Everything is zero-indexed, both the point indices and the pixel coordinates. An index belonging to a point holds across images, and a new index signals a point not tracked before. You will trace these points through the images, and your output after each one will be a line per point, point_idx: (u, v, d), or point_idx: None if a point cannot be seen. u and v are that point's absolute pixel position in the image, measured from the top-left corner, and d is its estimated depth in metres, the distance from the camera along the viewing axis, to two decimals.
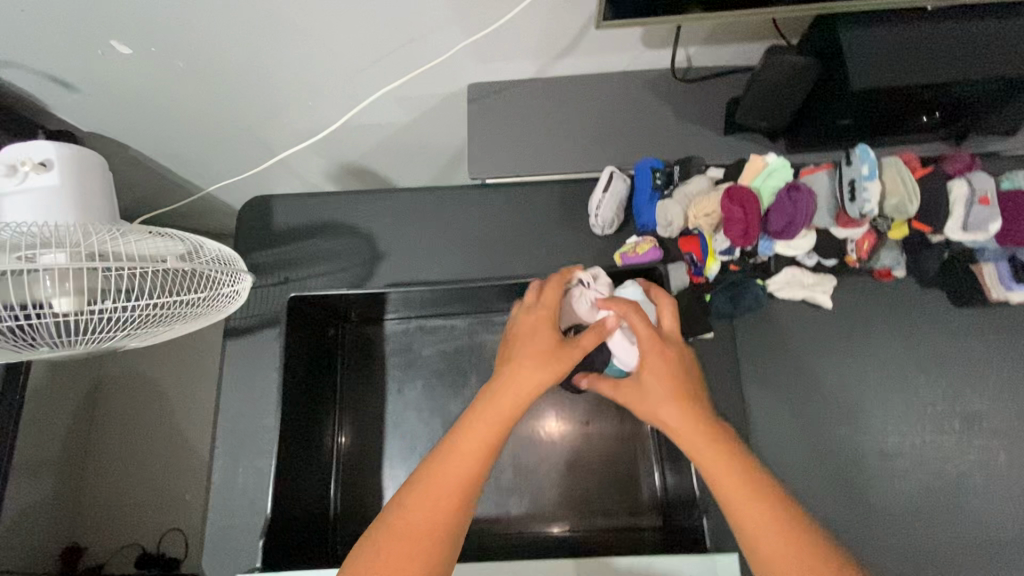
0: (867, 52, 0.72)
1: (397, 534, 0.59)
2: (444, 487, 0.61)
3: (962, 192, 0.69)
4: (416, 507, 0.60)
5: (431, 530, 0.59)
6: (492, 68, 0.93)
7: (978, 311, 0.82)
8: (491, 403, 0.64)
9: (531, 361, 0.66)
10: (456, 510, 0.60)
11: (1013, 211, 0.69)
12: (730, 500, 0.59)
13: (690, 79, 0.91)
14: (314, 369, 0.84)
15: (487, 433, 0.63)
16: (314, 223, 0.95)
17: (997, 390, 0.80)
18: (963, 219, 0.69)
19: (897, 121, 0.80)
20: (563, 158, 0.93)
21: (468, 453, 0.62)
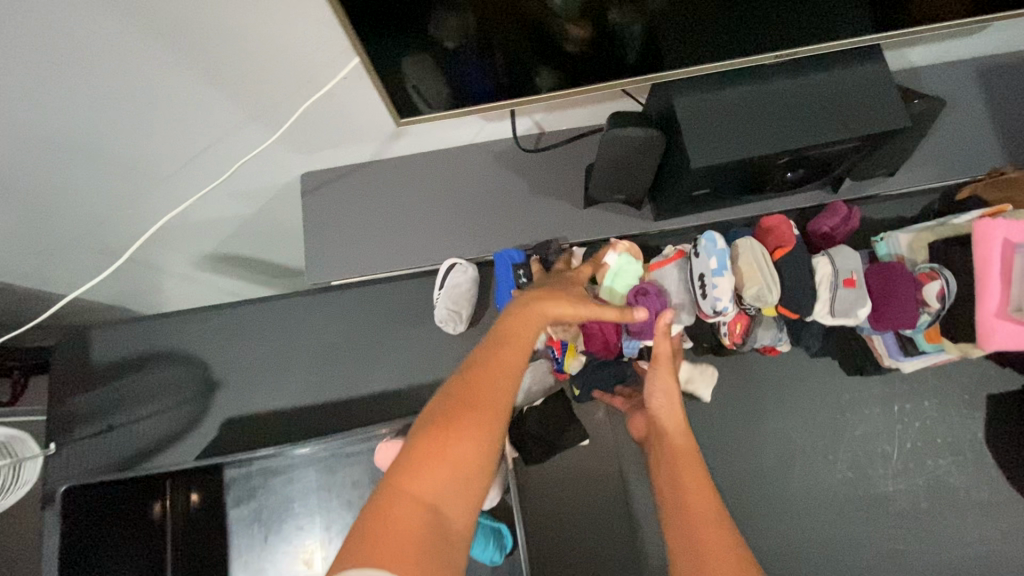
0: (706, 120, 0.63)
1: (462, 410, 0.49)
2: (480, 409, 0.49)
3: (827, 273, 0.61)
4: (478, 420, 0.49)
5: (471, 460, 0.47)
6: (321, 157, 0.82)
7: (875, 378, 0.74)
8: (523, 311, 0.57)
9: (566, 293, 0.60)
10: (484, 445, 0.48)
11: (883, 290, 0.60)
12: (705, 527, 0.51)
13: (542, 147, 0.81)
14: (117, 561, 0.68)
15: (501, 370, 0.52)
16: (138, 355, 0.83)
17: (903, 464, 0.72)
18: (830, 303, 0.61)
19: (759, 181, 0.72)
20: (414, 248, 0.82)
21: (511, 378, 0.52)
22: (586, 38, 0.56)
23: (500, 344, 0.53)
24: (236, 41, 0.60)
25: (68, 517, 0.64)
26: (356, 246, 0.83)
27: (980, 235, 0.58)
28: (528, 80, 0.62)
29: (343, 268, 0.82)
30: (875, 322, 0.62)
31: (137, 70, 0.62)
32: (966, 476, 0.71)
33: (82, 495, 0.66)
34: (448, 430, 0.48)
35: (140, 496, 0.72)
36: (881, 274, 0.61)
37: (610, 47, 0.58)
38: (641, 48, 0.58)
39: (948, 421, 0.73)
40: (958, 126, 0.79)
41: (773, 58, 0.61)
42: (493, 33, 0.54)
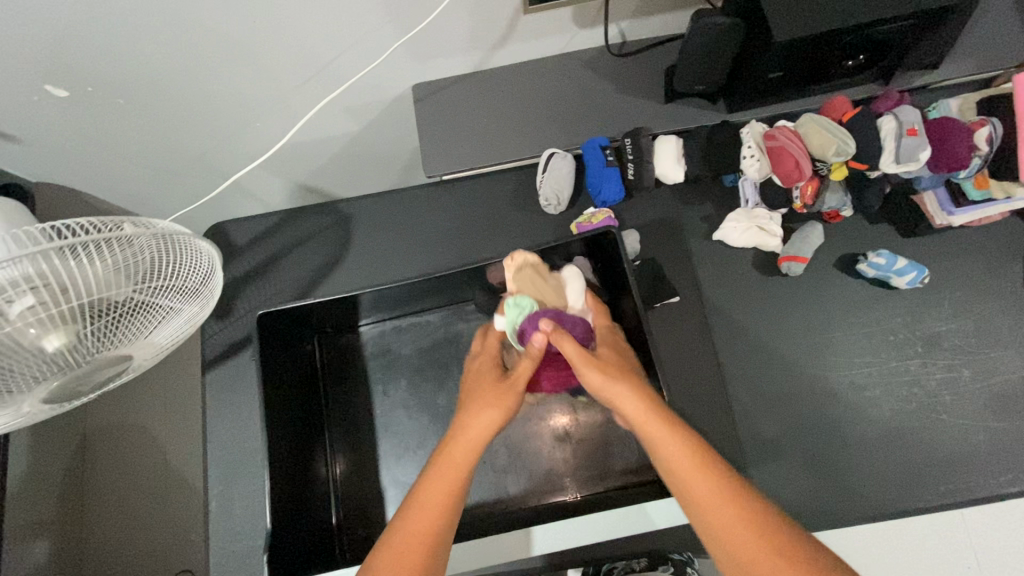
0: (786, 4, 0.74)
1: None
2: (431, 499, 0.61)
3: (892, 127, 0.72)
4: (405, 559, 0.57)
5: (411, 573, 0.57)
6: (434, 66, 0.94)
7: (927, 239, 0.85)
8: (459, 420, 0.67)
9: (484, 400, 0.68)
10: (429, 540, 0.59)
11: (941, 140, 0.71)
12: (722, 525, 0.57)
13: (626, 53, 0.93)
14: (290, 382, 0.82)
15: (448, 479, 0.62)
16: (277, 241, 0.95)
17: (952, 310, 0.83)
18: (896, 152, 0.72)
19: (823, 68, 0.84)
20: (514, 144, 0.94)
21: (436, 496, 0.61)
22: None
23: (459, 433, 0.65)
24: None
25: (263, 335, 0.80)
26: (465, 144, 0.95)
27: (1021, 84, 0.70)
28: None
29: (455, 162, 0.94)
30: (936, 168, 0.73)
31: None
32: (1010, 319, 0.82)
33: (270, 321, 0.81)
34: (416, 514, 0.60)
35: (297, 341, 0.86)
36: (940, 127, 0.72)
37: None
38: None
39: (993, 273, 0.84)
40: (994, 25, 0.90)
41: None
42: None
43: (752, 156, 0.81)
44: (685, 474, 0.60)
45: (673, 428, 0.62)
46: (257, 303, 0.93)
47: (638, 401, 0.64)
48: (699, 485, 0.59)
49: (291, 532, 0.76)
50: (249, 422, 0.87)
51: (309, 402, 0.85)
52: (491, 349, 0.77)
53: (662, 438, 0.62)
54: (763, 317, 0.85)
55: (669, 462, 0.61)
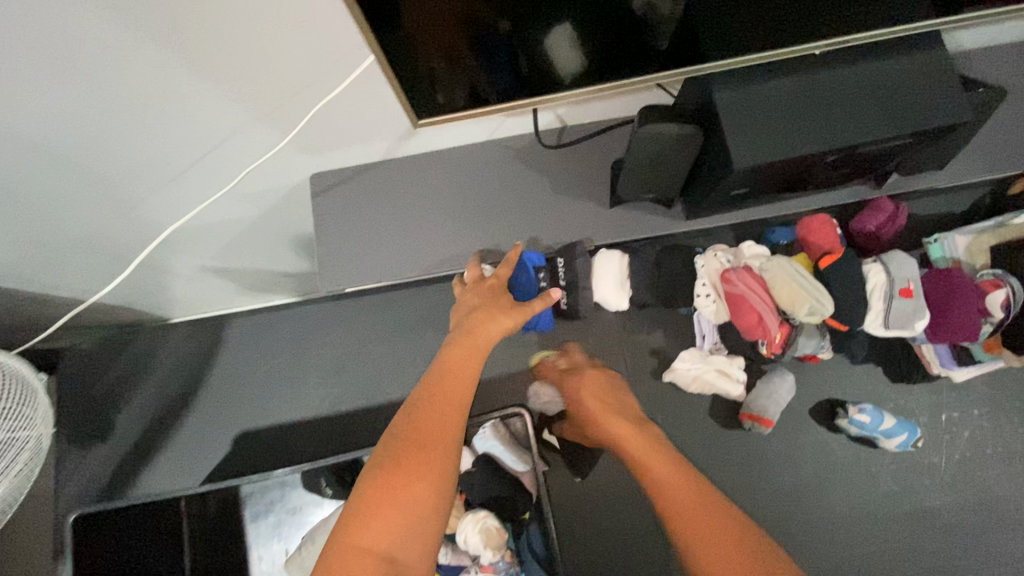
0: (750, 114, 0.58)
1: (413, 450, 0.50)
2: (427, 455, 0.50)
3: (880, 281, 0.57)
4: (430, 455, 0.50)
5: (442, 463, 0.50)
6: (333, 157, 0.78)
7: (922, 386, 0.70)
8: (468, 340, 0.58)
9: (501, 307, 0.61)
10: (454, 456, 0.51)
11: (943, 300, 0.56)
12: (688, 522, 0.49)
13: (564, 144, 0.77)
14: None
15: (444, 415, 0.53)
16: (146, 369, 0.79)
17: (950, 476, 0.68)
18: (884, 314, 0.57)
19: (802, 179, 0.67)
20: (431, 252, 0.78)
21: (461, 381, 0.55)
22: (613, 22, 0.50)
23: (454, 355, 0.57)
24: (242, 38, 0.55)
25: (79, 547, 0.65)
26: (371, 251, 0.78)
27: None
28: (544, 75, 0.56)
29: (358, 274, 0.78)
30: (933, 335, 0.57)
31: (136, 68, 0.57)
32: (1022, 487, 0.68)
33: (95, 521, 0.67)
34: (406, 456, 0.50)
35: (155, 519, 0.70)
36: (940, 282, 0.57)
37: (632, 33, 0.52)
38: (674, 32, 0.52)
39: (1002, 430, 0.69)
40: (1010, 114, 0.74)
41: (824, 46, 0.56)
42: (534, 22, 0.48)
43: (707, 296, 0.65)
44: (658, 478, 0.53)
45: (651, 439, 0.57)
46: (121, 444, 0.77)
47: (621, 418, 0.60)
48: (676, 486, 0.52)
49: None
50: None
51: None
52: (491, 294, 0.63)
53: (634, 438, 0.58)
54: (722, 479, 0.70)
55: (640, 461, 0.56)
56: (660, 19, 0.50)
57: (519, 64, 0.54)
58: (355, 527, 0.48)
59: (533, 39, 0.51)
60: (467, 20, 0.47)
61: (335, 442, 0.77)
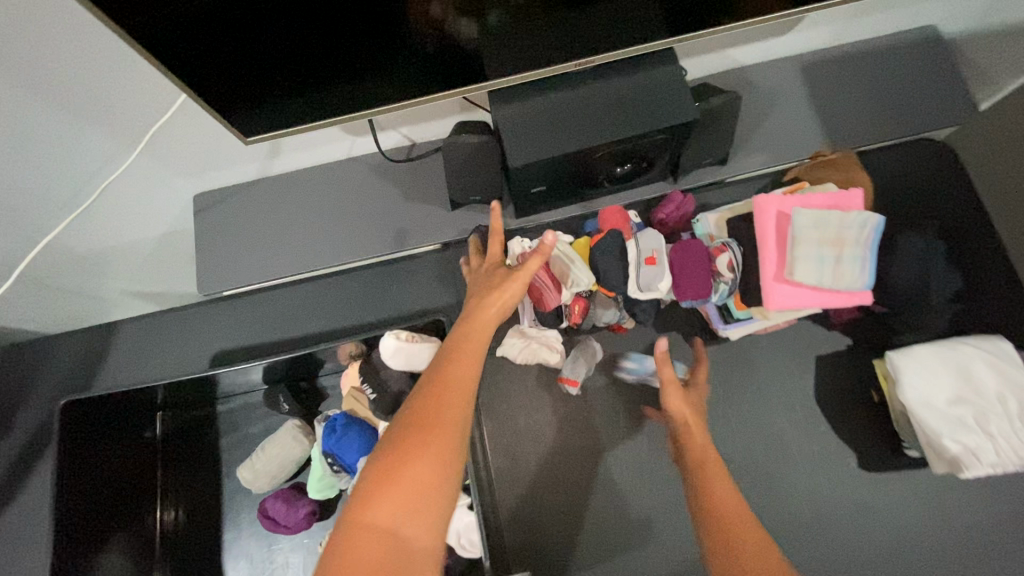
0: (523, 125, 0.71)
1: (428, 421, 0.50)
2: (434, 431, 0.49)
3: (632, 253, 0.70)
4: (434, 428, 0.49)
5: (451, 425, 0.50)
6: (210, 178, 0.89)
7: (715, 347, 0.81)
8: (477, 316, 0.60)
9: (486, 299, 0.62)
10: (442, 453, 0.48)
11: (681, 265, 0.69)
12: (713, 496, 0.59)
13: (412, 157, 0.89)
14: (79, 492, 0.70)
15: (451, 388, 0.52)
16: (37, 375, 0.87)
17: (741, 425, 0.79)
18: (636, 279, 0.70)
19: (591, 177, 0.80)
20: (298, 257, 0.89)
21: (471, 355, 0.55)
22: (382, 57, 0.63)
23: (486, 304, 0.61)
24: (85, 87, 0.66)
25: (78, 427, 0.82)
26: (245, 257, 0.90)
27: (758, 210, 0.65)
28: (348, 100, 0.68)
29: (234, 278, 0.89)
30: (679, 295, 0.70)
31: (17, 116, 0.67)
32: (801, 433, 0.78)
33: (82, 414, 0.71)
34: (415, 430, 0.49)
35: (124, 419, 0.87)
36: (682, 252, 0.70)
37: (403, 64, 0.64)
38: (437, 62, 0.65)
39: (784, 383, 0.79)
40: (785, 116, 0.87)
41: (573, 66, 0.69)
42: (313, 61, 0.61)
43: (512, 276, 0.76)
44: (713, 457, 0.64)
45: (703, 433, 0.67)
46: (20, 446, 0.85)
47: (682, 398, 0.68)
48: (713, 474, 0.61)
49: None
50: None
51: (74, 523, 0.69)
52: (495, 280, 0.65)
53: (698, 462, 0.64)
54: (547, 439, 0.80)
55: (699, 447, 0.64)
56: (420, 55, 0.63)
57: (320, 88, 0.65)
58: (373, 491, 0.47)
59: (319, 74, 0.63)
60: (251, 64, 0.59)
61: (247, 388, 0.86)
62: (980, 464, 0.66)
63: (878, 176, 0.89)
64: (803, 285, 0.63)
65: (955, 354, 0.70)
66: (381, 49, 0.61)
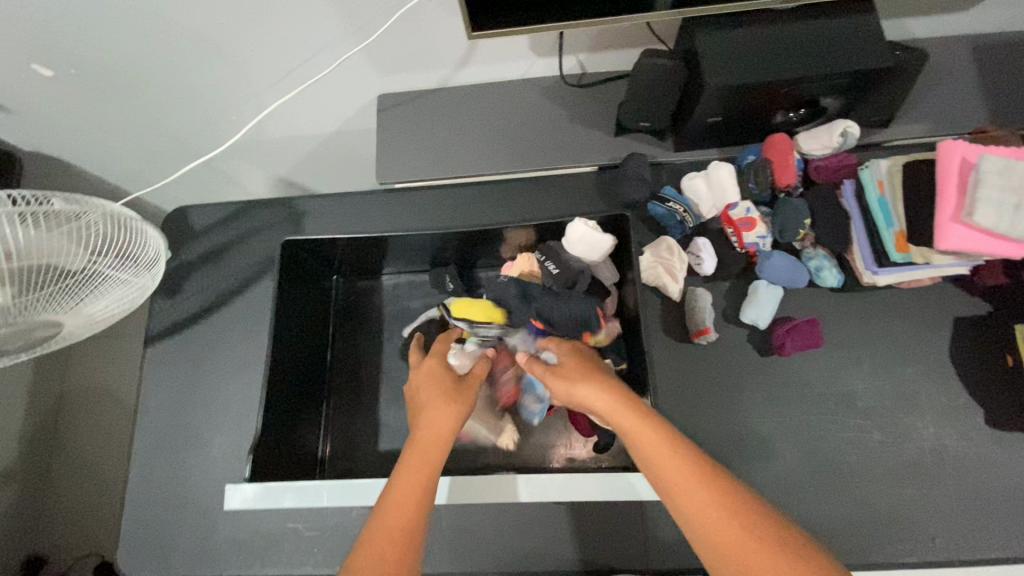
0: (723, 53, 0.76)
1: (394, 503, 0.60)
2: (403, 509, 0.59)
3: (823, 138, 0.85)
4: (402, 494, 0.60)
5: (416, 514, 0.59)
6: (400, 79, 0.99)
7: (853, 294, 0.85)
8: (427, 433, 0.66)
9: (438, 405, 0.68)
10: (421, 497, 0.60)
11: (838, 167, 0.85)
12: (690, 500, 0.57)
13: (585, 84, 0.96)
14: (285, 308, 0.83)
15: (421, 476, 0.62)
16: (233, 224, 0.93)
17: (872, 369, 0.83)
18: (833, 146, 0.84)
19: (765, 117, 0.85)
20: (465, 162, 0.98)
21: (417, 463, 0.63)
22: None
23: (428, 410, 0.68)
24: None
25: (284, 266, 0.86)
26: (419, 154, 0.98)
27: (944, 153, 0.70)
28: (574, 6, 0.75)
29: (407, 171, 0.98)
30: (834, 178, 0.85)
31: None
32: (929, 385, 0.81)
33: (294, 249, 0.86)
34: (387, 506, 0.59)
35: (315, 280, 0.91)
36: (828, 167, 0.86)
37: None
38: None
39: (916, 337, 0.83)
40: (950, 92, 0.91)
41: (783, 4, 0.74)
42: None
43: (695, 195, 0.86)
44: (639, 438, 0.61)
45: (642, 418, 0.63)
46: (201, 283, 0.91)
47: (599, 398, 0.66)
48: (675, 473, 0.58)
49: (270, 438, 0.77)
50: (183, 398, 0.85)
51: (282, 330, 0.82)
52: (433, 375, 0.72)
53: (635, 439, 0.62)
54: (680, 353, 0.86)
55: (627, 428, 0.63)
56: None
57: None
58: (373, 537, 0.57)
59: None
60: None
61: (411, 266, 0.95)
62: None
63: None
64: (978, 227, 0.67)
65: None
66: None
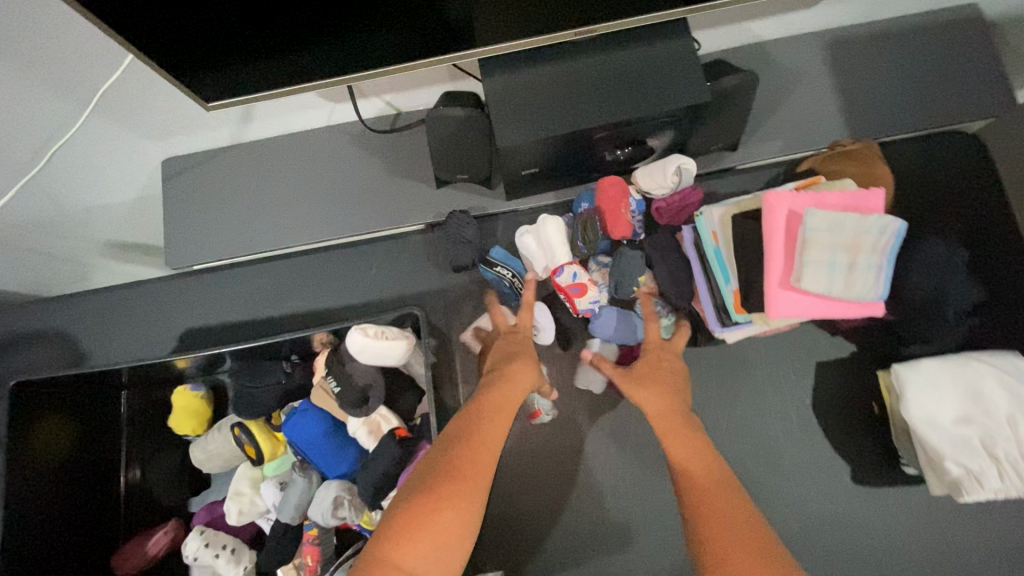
0: (515, 102, 0.64)
1: (457, 479, 0.50)
2: (464, 493, 0.49)
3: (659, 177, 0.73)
4: (472, 474, 0.50)
5: (478, 494, 0.50)
6: (179, 142, 0.83)
7: (709, 349, 0.76)
8: (473, 412, 0.56)
9: (528, 360, 0.63)
10: (479, 499, 0.50)
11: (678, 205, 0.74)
12: (691, 474, 0.55)
13: (397, 128, 0.82)
14: (32, 473, 0.65)
15: (462, 472, 0.51)
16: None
17: (732, 432, 0.75)
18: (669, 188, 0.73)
19: (587, 159, 0.73)
20: (270, 232, 0.84)
21: (485, 446, 0.53)
22: (358, 21, 0.56)
23: (513, 368, 0.62)
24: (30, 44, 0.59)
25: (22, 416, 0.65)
26: (215, 229, 0.84)
27: (768, 210, 0.59)
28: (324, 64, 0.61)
29: (203, 252, 0.83)
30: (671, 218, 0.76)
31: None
32: (792, 442, 0.74)
33: (39, 392, 0.67)
34: (419, 510, 0.47)
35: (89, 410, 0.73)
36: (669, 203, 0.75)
37: (385, 26, 0.57)
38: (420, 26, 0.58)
39: (777, 389, 0.75)
40: (804, 100, 0.80)
41: (575, 35, 0.62)
42: (280, 27, 0.54)
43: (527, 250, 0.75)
44: (677, 411, 0.60)
45: (666, 393, 0.62)
46: None
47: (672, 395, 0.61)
48: (687, 442, 0.57)
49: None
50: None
51: (31, 505, 0.65)
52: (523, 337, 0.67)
53: (661, 419, 0.60)
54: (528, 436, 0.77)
55: (647, 405, 0.61)
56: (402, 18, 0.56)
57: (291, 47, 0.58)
58: (392, 543, 0.46)
59: (287, 37, 0.56)
60: (207, 24, 0.52)
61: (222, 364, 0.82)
62: (982, 491, 0.62)
63: (900, 171, 0.82)
64: (810, 293, 0.58)
65: (964, 370, 0.66)
66: (344, 12, 0.54)
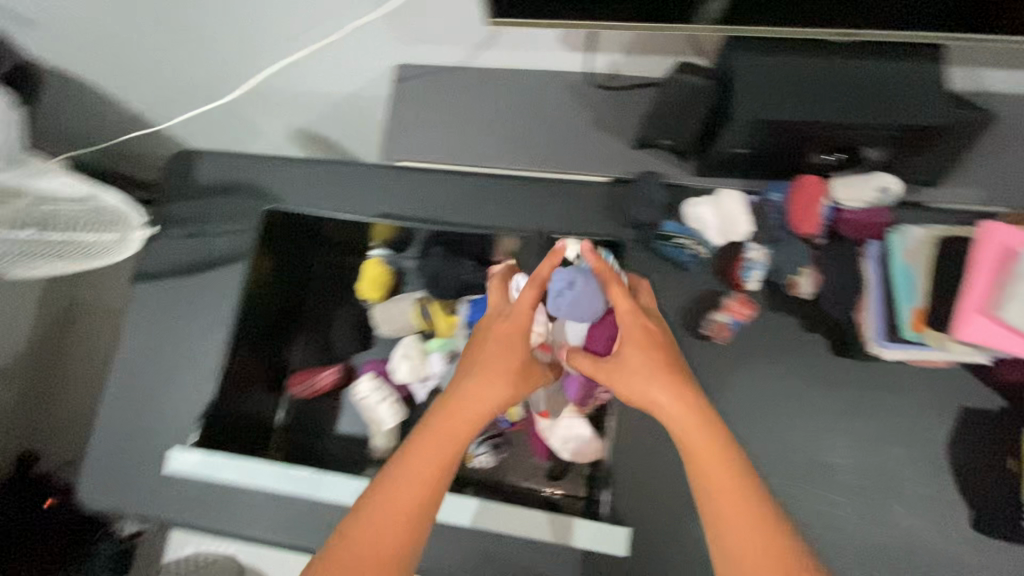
0: (758, 83, 0.71)
1: (381, 486, 0.64)
2: (389, 503, 0.63)
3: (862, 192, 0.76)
4: (401, 486, 0.63)
5: (414, 500, 0.63)
6: (424, 50, 0.95)
7: (854, 362, 0.79)
8: (442, 415, 0.68)
9: (485, 366, 0.70)
10: (422, 496, 0.63)
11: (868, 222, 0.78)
12: (720, 489, 0.62)
13: (612, 85, 0.90)
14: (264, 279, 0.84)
15: (399, 486, 0.63)
16: (212, 200, 0.96)
17: (857, 444, 0.77)
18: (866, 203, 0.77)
19: (794, 156, 0.79)
20: (470, 148, 0.93)
21: (421, 459, 0.65)
22: None
23: (468, 380, 0.70)
24: None
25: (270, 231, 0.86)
26: (426, 133, 0.94)
27: (985, 233, 0.65)
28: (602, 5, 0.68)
29: (412, 149, 0.93)
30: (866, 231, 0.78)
31: None
32: (915, 472, 0.75)
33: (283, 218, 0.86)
34: (376, 509, 0.63)
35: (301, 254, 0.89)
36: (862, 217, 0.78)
37: None
38: None
39: (912, 418, 0.77)
40: (1015, 157, 0.81)
41: (837, 36, 0.67)
42: None
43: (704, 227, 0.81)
44: (703, 437, 0.65)
45: (711, 426, 0.65)
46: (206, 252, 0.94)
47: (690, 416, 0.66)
48: (721, 470, 0.63)
49: (225, 407, 0.78)
50: (156, 351, 0.92)
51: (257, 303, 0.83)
52: (507, 335, 0.71)
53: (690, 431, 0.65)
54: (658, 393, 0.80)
55: (679, 428, 0.66)
56: None
57: None
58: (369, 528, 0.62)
59: None
60: None
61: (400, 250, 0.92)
62: None
63: None
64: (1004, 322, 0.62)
65: None
66: None
